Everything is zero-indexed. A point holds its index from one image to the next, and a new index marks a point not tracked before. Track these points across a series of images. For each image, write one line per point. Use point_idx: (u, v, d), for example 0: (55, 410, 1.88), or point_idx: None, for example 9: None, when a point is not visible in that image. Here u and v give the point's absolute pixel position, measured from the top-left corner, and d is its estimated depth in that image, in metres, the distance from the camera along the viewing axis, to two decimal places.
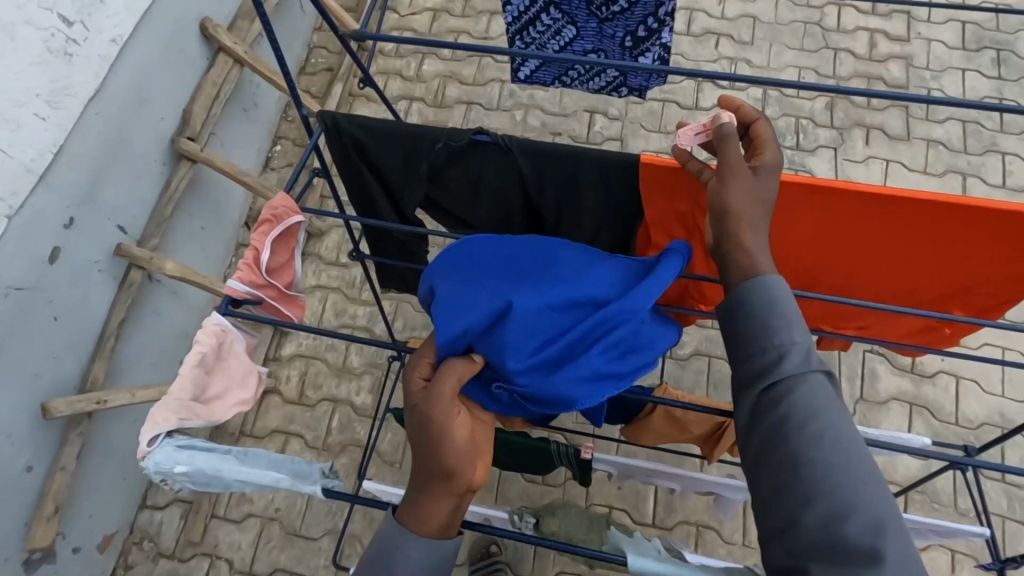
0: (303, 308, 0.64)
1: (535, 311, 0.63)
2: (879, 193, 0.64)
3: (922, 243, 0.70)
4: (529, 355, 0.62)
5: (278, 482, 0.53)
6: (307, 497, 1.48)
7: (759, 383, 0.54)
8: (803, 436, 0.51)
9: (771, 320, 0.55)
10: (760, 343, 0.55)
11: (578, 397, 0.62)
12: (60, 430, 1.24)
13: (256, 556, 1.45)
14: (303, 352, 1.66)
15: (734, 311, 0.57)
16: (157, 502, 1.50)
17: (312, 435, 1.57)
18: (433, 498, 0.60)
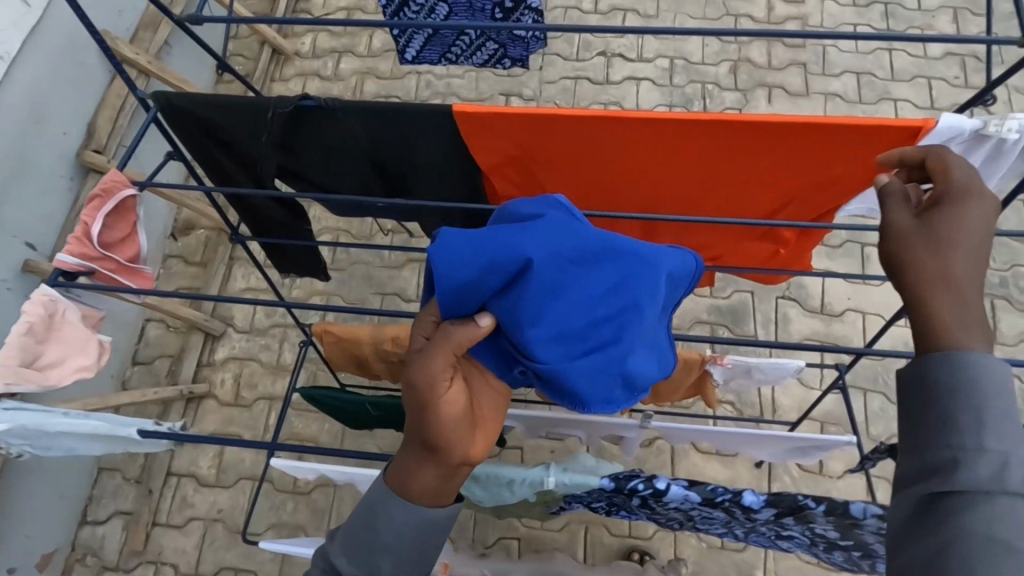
0: (149, 277, 0.72)
1: (553, 283, 0.60)
2: (721, 117, 0.61)
3: (776, 167, 0.67)
4: (549, 340, 0.61)
5: (98, 429, 0.63)
6: (249, 494, 1.49)
7: (931, 478, 0.44)
8: (967, 572, 0.41)
9: (952, 409, 0.44)
10: (934, 435, 0.44)
11: (588, 394, 0.63)
12: None
13: (202, 558, 1.46)
14: (237, 354, 1.66)
15: (918, 376, 0.46)
16: (97, 517, 1.50)
17: (251, 434, 1.58)
18: (425, 468, 0.65)
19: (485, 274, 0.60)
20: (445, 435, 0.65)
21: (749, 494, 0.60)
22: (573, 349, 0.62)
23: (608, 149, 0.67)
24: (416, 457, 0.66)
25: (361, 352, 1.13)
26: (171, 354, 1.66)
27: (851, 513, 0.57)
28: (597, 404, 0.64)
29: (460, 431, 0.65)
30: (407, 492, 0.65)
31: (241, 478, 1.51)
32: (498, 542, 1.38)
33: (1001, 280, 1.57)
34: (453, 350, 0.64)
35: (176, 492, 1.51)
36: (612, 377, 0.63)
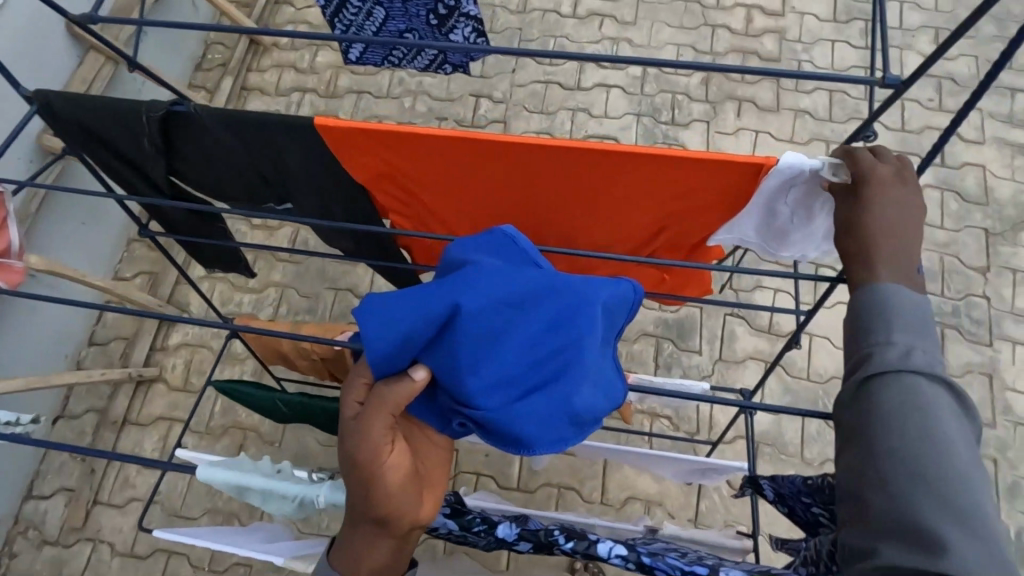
0: (19, 272, 0.76)
1: (485, 333, 0.62)
2: (572, 145, 0.61)
3: (642, 192, 0.67)
4: (488, 388, 0.62)
5: None
6: (188, 479, 1.52)
7: (857, 371, 0.52)
8: (886, 429, 0.49)
9: (870, 319, 0.53)
10: (857, 340, 0.53)
11: (537, 433, 0.63)
12: None
13: (138, 538, 1.49)
14: (189, 340, 1.69)
15: (851, 303, 0.55)
16: (42, 492, 1.54)
17: (195, 420, 1.60)
18: (370, 539, 0.67)
19: (417, 330, 0.61)
20: (392, 504, 0.66)
21: (501, 528, 0.70)
22: (517, 389, 0.63)
23: (480, 170, 0.68)
24: (367, 534, 0.67)
25: (282, 348, 1.15)
26: (126, 337, 1.70)
27: (596, 552, 0.65)
28: (546, 445, 0.64)
29: (406, 496, 0.67)
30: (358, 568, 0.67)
31: None
32: (422, 541, 1.40)
33: (953, 309, 1.57)
34: (384, 421, 0.65)
35: (119, 472, 1.55)
36: (563, 412, 0.63)
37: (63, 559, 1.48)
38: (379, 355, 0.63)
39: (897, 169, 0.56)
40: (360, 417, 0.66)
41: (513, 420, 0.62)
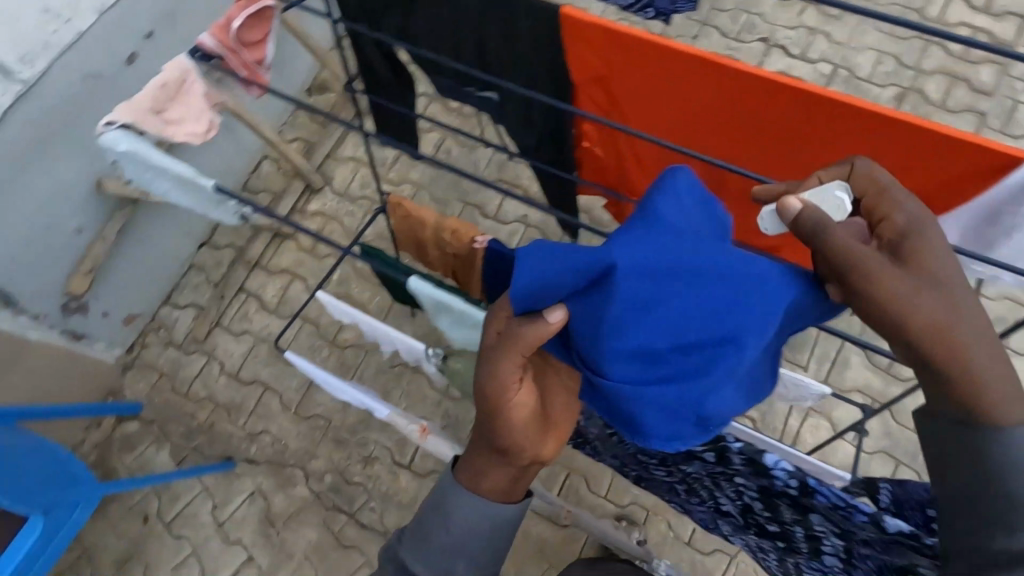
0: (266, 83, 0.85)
1: (633, 305, 0.60)
2: (809, 90, 0.63)
3: (852, 154, 0.69)
4: (620, 360, 0.62)
5: (179, 172, 0.81)
6: (297, 330, 1.68)
7: (985, 527, 0.54)
8: None
9: (1002, 476, 0.54)
10: (991, 494, 0.54)
11: (651, 411, 0.64)
12: (109, 208, 1.45)
13: (244, 365, 1.67)
14: (325, 211, 1.83)
15: (977, 447, 0.55)
16: (178, 302, 1.75)
17: (314, 281, 1.75)
18: (490, 465, 0.79)
19: (568, 277, 0.61)
20: (513, 440, 0.77)
21: None
22: (647, 363, 0.62)
23: (696, 96, 0.70)
24: (490, 462, 0.79)
25: (422, 234, 1.22)
26: (273, 192, 1.86)
27: (761, 461, 0.68)
28: (654, 423, 0.64)
29: (526, 436, 0.77)
30: (478, 488, 0.80)
31: (294, 315, 1.71)
32: None
33: None
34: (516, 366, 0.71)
35: (241, 306, 1.73)
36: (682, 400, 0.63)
37: (180, 362, 1.69)
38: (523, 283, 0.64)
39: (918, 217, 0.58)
40: (495, 361, 0.72)
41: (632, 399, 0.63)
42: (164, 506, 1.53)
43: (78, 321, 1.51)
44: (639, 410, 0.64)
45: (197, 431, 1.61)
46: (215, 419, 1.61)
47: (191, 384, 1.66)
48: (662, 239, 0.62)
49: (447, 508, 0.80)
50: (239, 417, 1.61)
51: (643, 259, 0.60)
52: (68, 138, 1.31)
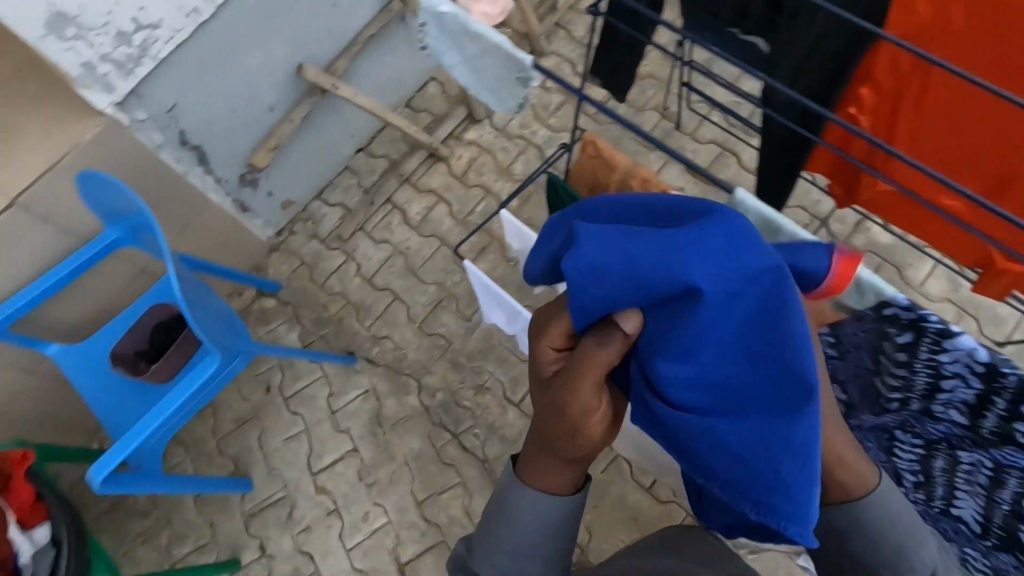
0: None
1: (703, 329, 0.60)
2: None
3: None
4: (689, 386, 0.62)
5: (499, 41, 0.73)
6: (435, 250, 1.72)
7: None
8: None
9: (900, 543, 0.65)
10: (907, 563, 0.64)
11: (710, 450, 0.62)
12: (299, 93, 1.52)
13: (379, 271, 1.73)
14: (480, 142, 1.85)
15: (876, 530, 0.65)
16: (328, 199, 1.83)
17: (457, 208, 1.78)
18: (556, 466, 0.70)
19: (631, 293, 0.60)
20: (588, 444, 0.67)
21: None
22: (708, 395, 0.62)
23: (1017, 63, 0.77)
24: (558, 461, 0.70)
25: (605, 180, 1.18)
26: (435, 114, 1.89)
27: None
28: (714, 463, 0.62)
29: (602, 439, 0.68)
30: (545, 486, 0.72)
31: (434, 236, 1.75)
32: None
33: None
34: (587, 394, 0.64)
35: (386, 216, 1.79)
36: (743, 446, 0.60)
37: (321, 255, 1.77)
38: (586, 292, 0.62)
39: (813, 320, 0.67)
40: (552, 386, 0.67)
41: (697, 431, 0.62)
42: (286, 382, 1.63)
43: (248, 194, 1.61)
44: (700, 445, 0.62)
45: (326, 321, 1.70)
46: (345, 315, 1.69)
47: (328, 277, 1.75)
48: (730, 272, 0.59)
49: (512, 507, 0.72)
50: (366, 318, 1.68)
51: (720, 285, 0.58)
52: (286, 17, 1.37)
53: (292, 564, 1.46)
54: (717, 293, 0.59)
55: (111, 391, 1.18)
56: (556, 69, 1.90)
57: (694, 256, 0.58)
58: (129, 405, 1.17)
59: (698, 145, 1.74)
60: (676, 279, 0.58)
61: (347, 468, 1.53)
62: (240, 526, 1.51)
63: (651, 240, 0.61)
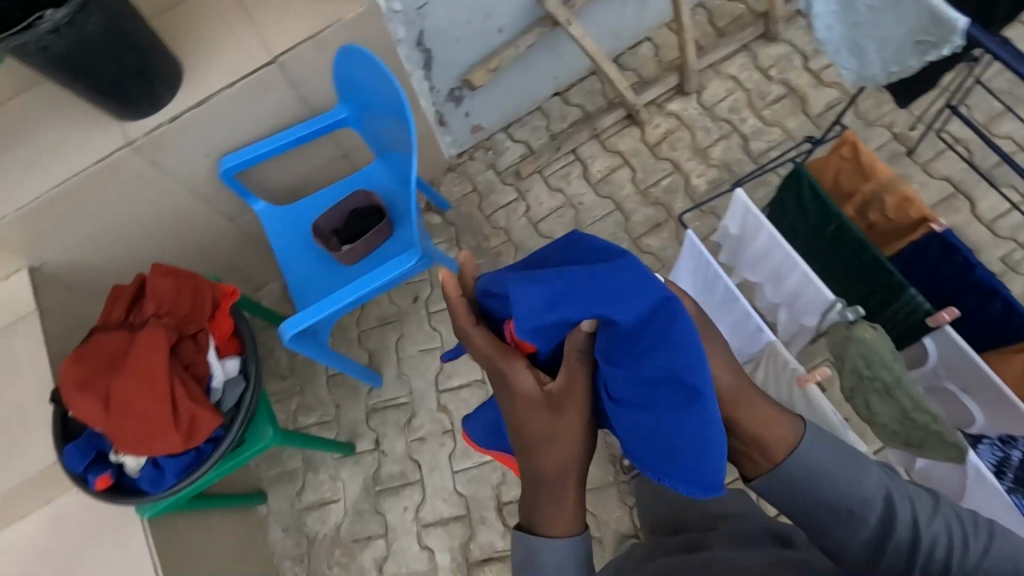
0: None
1: (626, 337, 0.68)
2: None
3: None
4: (618, 386, 0.70)
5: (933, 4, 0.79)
6: (608, 212, 1.68)
7: (864, 503, 0.72)
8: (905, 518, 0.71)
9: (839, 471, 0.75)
10: (855, 491, 0.73)
11: (649, 440, 0.71)
12: (531, 20, 1.51)
13: (546, 218, 1.71)
14: (682, 116, 1.75)
15: (814, 478, 0.75)
16: (513, 135, 1.82)
17: (641, 176, 1.71)
18: (562, 506, 0.76)
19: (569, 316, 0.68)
20: (575, 467, 0.75)
21: None
22: (643, 399, 0.70)
23: None
24: (563, 500, 0.76)
25: (851, 189, 1.07)
26: (642, 76, 1.80)
27: None
28: (650, 451, 0.72)
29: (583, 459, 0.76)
30: (560, 531, 0.76)
31: (610, 198, 1.70)
32: None
33: None
34: (584, 415, 0.73)
35: (566, 166, 1.75)
36: (672, 437, 0.70)
37: (494, 187, 1.77)
38: (527, 325, 0.69)
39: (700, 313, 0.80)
40: (561, 412, 0.72)
41: (626, 422, 0.72)
42: (433, 297, 1.67)
43: (450, 109, 1.63)
44: (640, 436, 0.72)
45: (484, 252, 1.71)
46: (503, 252, 1.70)
47: (496, 211, 1.75)
48: (633, 291, 0.68)
49: (534, 554, 0.77)
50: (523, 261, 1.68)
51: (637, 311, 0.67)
52: None
53: (400, 467, 1.52)
54: (633, 314, 0.67)
55: (307, 259, 1.29)
56: (785, 60, 1.76)
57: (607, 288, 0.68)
58: (319, 275, 1.27)
59: (929, 178, 1.55)
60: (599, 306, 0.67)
61: (471, 396, 1.56)
62: (362, 417, 1.59)
63: (567, 283, 0.69)
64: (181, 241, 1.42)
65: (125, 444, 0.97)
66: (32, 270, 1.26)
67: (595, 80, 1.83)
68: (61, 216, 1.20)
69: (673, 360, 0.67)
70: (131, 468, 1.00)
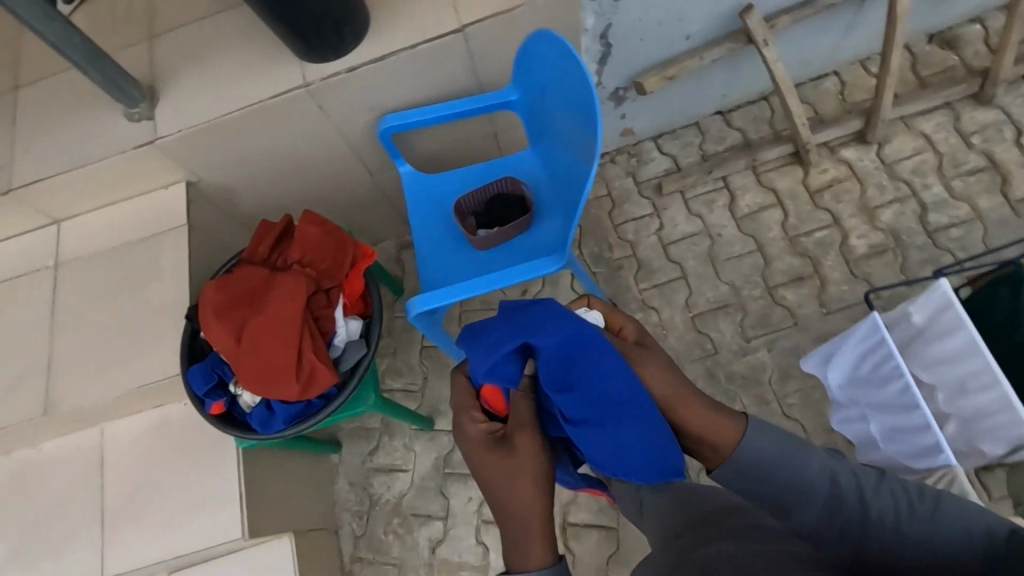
0: None
1: (563, 367, 0.78)
2: None
3: None
4: (570, 406, 0.78)
5: None
6: (747, 252, 1.56)
7: (803, 482, 0.74)
8: (840, 492, 0.72)
9: (779, 460, 0.76)
10: (794, 468, 0.75)
11: (609, 452, 0.79)
12: (723, 33, 1.39)
13: (678, 242, 1.60)
14: (855, 166, 1.58)
15: (761, 463, 0.77)
16: (661, 146, 1.71)
17: (793, 222, 1.56)
18: (521, 527, 0.77)
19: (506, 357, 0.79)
20: (528, 494, 0.79)
21: None
22: (590, 414, 0.78)
23: None
24: (519, 524, 0.77)
25: None
26: (821, 112, 1.63)
27: None
28: (611, 461, 0.80)
29: (535, 485, 0.79)
30: (520, 555, 0.75)
31: (754, 237, 1.57)
32: None
33: None
34: (535, 440, 0.82)
35: (711, 192, 1.63)
36: (623, 440, 0.78)
37: (628, 197, 1.67)
38: (485, 372, 0.80)
39: (640, 339, 0.92)
40: (512, 446, 0.82)
41: (581, 440, 0.79)
42: (542, 296, 1.62)
43: (607, 108, 1.54)
44: (601, 452, 0.79)
45: (604, 262, 1.62)
46: (625, 266, 1.60)
47: (626, 222, 1.65)
48: (550, 322, 0.80)
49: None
50: (644, 281, 1.58)
51: (556, 337, 0.78)
52: None
53: None
54: (555, 343, 0.78)
55: (440, 234, 1.27)
56: (993, 129, 1.55)
57: (527, 326, 0.80)
58: (449, 253, 1.25)
59: None
60: (528, 339, 0.79)
61: None
62: (445, 397, 1.57)
63: (498, 331, 0.82)
64: (320, 186, 1.43)
65: (245, 380, 0.99)
66: (188, 184, 1.31)
67: (764, 106, 1.68)
68: (225, 140, 1.22)
69: (599, 373, 0.78)
70: (246, 402, 1.03)
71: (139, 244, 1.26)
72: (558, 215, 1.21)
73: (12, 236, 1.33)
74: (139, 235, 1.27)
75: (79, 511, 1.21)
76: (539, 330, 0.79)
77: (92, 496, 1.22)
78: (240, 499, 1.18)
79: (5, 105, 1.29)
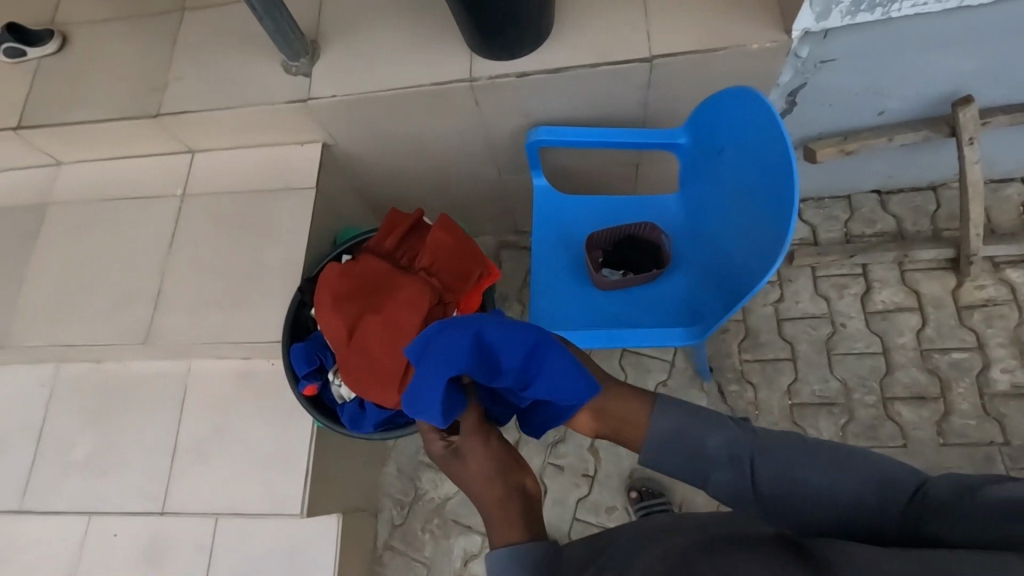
0: None
1: (486, 359, 0.73)
2: None
3: None
4: (510, 379, 0.73)
5: None
6: (868, 352, 1.43)
7: (713, 463, 0.72)
8: (747, 462, 0.71)
9: (682, 441, 0.73)
10: (698, 445, 0.73)
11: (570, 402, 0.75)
12: (920, 117, 1.25)
13: (795, 320, 1.48)
14: (1018, 291, 1.42)
15: (669, 442, 0.74)
16: (802, 211, 1.57)
17: (929, 333, 1.42)
18: (499, 519, 0.68)
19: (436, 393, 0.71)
20: (496, 488, 0.71)
21: None
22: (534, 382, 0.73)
23: None
24: (496, 516, 0.69)
25: None
26: (995, 222, 1.46)
27: None
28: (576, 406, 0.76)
29: (502, 482, 0.71)
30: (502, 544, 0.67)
31: (880, 338, 1.43)
32: None
33: None
34: (481, 433, 0.74)
35: (845, 275, 1.50)
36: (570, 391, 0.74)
37: None
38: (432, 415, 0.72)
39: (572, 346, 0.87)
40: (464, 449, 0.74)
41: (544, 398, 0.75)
42: None
43: None
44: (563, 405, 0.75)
45: None
46: (731, 330, 1.50)
47: None
48: (452, 340, 0.73)
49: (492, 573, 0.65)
50: (748, 352, 1.47)
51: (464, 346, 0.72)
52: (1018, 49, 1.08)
53: None
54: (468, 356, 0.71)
55: (561, 262, 1.20)
56: None
57: (436, 355, 0.72)
58: (567, 285, 1.18)
59: None
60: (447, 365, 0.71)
61: (626, 457, 1.45)
62: None
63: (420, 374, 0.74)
64: (447, 176, 1.38)
65: (345, 376, 0.96)
66: (324, 145, 1.28)
67: (930, 197, 1.52)
68: (374, 115, 1.18)
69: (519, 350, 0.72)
70: (341, 393, 1.01)
71: (267, 195, 1.25)
72: (693, 276, 1.13)
73: (150, 154, 1.35)
74: (268, 186, 1.26)
75: (155, 439, 1.24)
76: (448, 350, 0.72)
77: (170, 427, 1.24)
78: (307, 475, 1.16)
79: (171, 23, 1.29)
